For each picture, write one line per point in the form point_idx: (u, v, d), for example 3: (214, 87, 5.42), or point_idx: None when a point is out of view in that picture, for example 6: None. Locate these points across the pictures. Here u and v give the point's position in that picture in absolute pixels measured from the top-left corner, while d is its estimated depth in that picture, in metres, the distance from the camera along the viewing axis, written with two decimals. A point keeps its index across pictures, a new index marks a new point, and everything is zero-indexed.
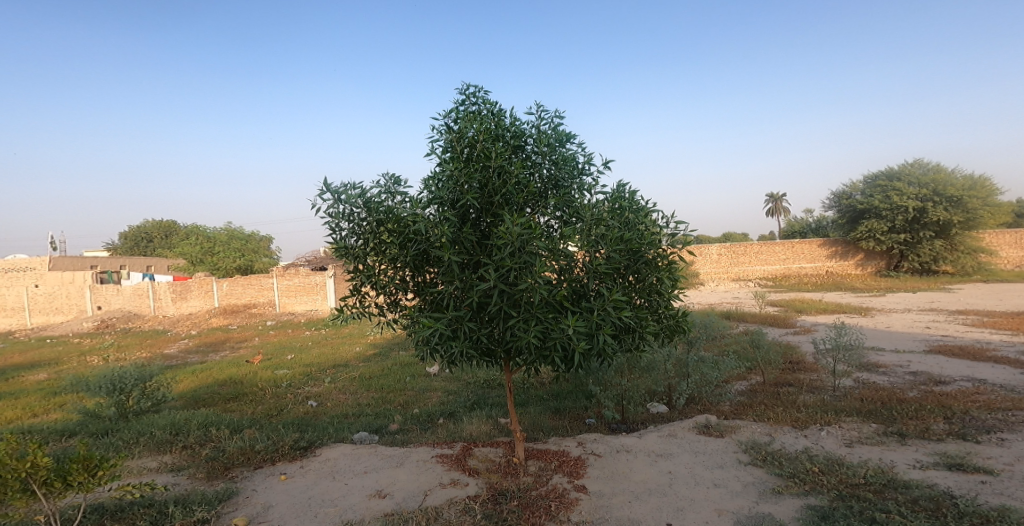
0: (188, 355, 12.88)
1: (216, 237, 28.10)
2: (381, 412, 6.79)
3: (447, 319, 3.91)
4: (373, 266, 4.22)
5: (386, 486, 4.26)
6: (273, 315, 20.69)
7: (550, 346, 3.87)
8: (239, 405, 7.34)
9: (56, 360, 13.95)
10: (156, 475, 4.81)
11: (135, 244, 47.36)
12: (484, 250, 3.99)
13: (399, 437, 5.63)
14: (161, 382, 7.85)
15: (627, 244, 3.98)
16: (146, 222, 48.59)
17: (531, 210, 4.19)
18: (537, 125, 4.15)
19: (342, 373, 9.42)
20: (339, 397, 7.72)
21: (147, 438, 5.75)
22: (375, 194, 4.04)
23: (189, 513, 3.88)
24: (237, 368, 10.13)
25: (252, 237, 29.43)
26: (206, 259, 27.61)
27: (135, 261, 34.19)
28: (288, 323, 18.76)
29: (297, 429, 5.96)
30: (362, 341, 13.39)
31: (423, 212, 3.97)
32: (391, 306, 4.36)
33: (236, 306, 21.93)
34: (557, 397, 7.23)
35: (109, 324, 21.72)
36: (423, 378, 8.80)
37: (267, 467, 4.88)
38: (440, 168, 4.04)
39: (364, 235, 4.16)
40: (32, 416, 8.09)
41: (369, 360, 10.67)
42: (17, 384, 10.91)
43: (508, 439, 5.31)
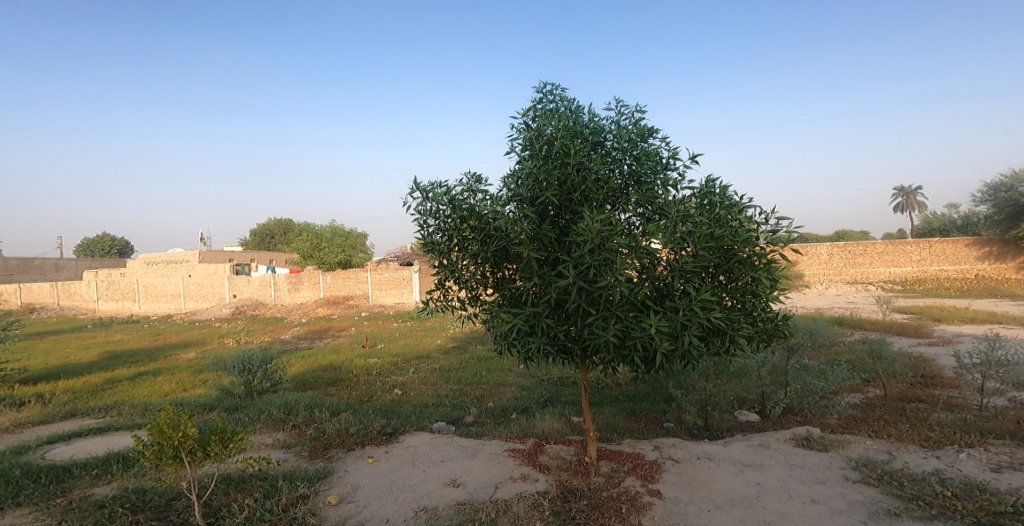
0: (300, 341, 14.16)
1: (322, 233, 30.55)
2: (458, 404, 7.01)
3: (525, 314, 3.94)
4: (456, 261, 4.37)
5: (460, 476, 4.40)
6: (368, 307, 22.07)
7: (630, 345, 3.78)
8: (337, 390, 7.94)
9: (202, 341, 15.99)
10: (271, 451, 5.34)
11: (260, 241, 52.89)
12: (563, 247, 3.98)
13: (473, 429, 5.80)
14: (279, 364, 8.72)
15: (717, 242, 3.77)
16: (270, 221, 53.95)
17: (613, 206, 4.11)
18: (617, 121, 4.08)
19: (425, 364, 9.85)
20: (421, 388, 8.09)
21: (266, 415, 6.40)
22: (459, 192, 4.19)
23: (295, 488, 4.26)
24: (339, 354, 10.97)
25: (351, 233, 31.40)
26: (314, 255, 30.19)
27: (261, 256, 38.12)
28: (382, 314, 19.96)
29: (383, 415, 6.33)
30: (443, 334, 13.90)
31: (504, 209, 4.07)
32: (473, 300, 4.46)
33: (338, 297, 23.62)
34: (633, 399, 7.07)
35: (242, 311, 24.41)
36: (499, 372, 8.97)
37: (359, 450, 5.24)
38: (519, 166, 4.10)
39: (448, 232, 4.33)
40: (183, 390, 9.36)
41: (449, 353, 11.04)
42: (173, 361, 12.69)
43: (581, 437, 5.29)
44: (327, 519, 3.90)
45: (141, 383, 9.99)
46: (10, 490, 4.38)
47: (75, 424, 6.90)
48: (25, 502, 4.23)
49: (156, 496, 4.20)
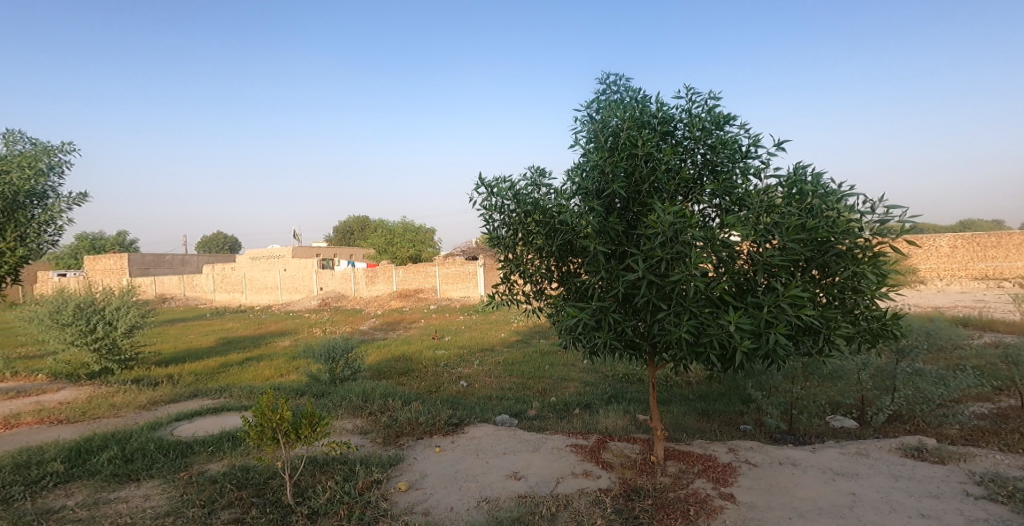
0: (376, 332, 14.83)
1: (394, 228, 31.72)
2: (521, 398, 7.06)
3: (591, 309, 3.85)
4: (521, 256, 4.36)
5: (522, 469, 4.43)
6: (436, 300, 22.86)
7: (704, 343, 3.61)
8: (408, 380, 8.24)
9: (294, 330, 17.16)
10: (350, 436, 5.63)
11: (342, 238, 55.96)
12: (632, 241, 3.87)
13: (536, 423, 5.83)
14: (358, 354, 9.18)
15: (809, 233, 3.51)
16: (350, 219, 56.93)
17: (686, 197, 3.94)
18: (688, 109, 3.91)
19: (489, 357, 10.00)
20: (485, 380, 8.22)
21: (346, 402, 6.76)
22: (523, 187, 4.20)
23: (370, 472, 4.47)
24: (409, 346, 11.39)
25: (421, 229, 32.64)
26: (387, 250, 31.50)
27: (342, 252, 40.30)
28: (449, 307, 20.50)
29: (449, 405, 6.50)
30: (507, 327, 14.06)
31: (569, 203, 4.02)
32: (537, 295, 4.44)
33: (409, 290, 24.54)
34: (706, 399, 6.82)
35: (328, 303, 25.91)
36: (563, 367, 8.94)
37: (427, 438, 5.41)
38: (584, 159, 4.03)
39: (512, 226, 4.34)
40: (279, 375, 10.10)
41: (513, 346, 11.15)
42: (271, 348, 13.75)
43: (646, 436, 5.17)
44: (397, 503, 4.05)
45: (246, 368, 10.89)
46: (145, 464, 4.85)
47: (185, 402, 7.63)
48: (150, 475, 4.64)
49: (255, 475, 4.42)
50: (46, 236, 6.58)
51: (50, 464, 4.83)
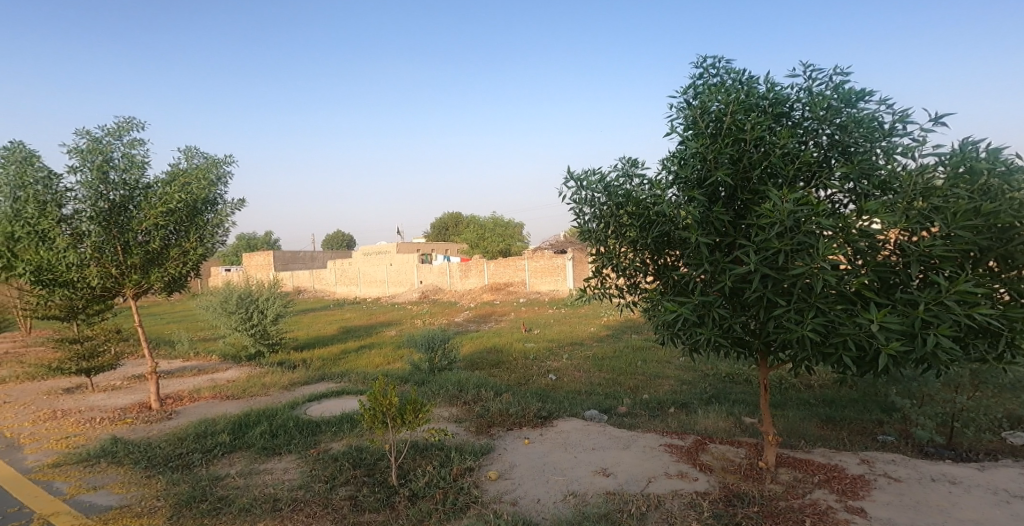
0: (469, 324, 15.30)
1: (486, 224, 32.99)
2: (611, 393, 6.95)
3: (693, 304, 3.66)
4: (613, 249, 4.27)
5: (611, 466, 4.36)
6: (525, 293, 23.10)
7: (835, 343, 3.30)
8: (498, 371, 8.42)
9: (398, 321, 18.17)
10: (447, 423, 5.85)
11: (438, 233, 58.32)
12: (741, 231, 3.65)
13: (627, 420, 5.71)
14: (453, 345, 9.52)
15: (984, 219, 3.08)
16: (444, 215, 59.19)
17: (810, 182, 3.62)
18: (809, 88, 3.62)
19: (578, 350, 9.95)
20: (575, 374, 8.19)
21: (443, 391, 7.03)
22: (614, 179, 4.11)
23: (463, 459, 4.63)
24: (499, 338, 11.63)
25: (510, 224, 33.36)
26: (480, 245, 32.38)
27: (438, 247, 41.97)
28: (538, 301, 20.66)
29: (538, 398, 6.55)
30: (597, 321, 13.89)
31: (666, 193, 3.86)
32: (631, 288, 4.32)
33: (500, 284, 24.99)
34: (831, 406, 6.29)
35: (429, 296, 27.12)
36: (655, 364, 8.68)
37: (517, 430, 5.50)
38: (682, 147, 3.85)
39: (603, 219, 4.26)
40: (386, 363, 10.75)
41: (603, 340, 11.00)
42: (380, 337, 14.68)
43: (753, 440, 4.88)
44: (487, 491, 4.15)
45: (361, 355, 11.71)
46: (287, 438, 5.34)
47: (305, 383, 8.38)
48: (288, 450, 5.07)
49: (368, 455, 4.69)
50: (218, 237, 7.47)
51: (219, 435, 5.49)
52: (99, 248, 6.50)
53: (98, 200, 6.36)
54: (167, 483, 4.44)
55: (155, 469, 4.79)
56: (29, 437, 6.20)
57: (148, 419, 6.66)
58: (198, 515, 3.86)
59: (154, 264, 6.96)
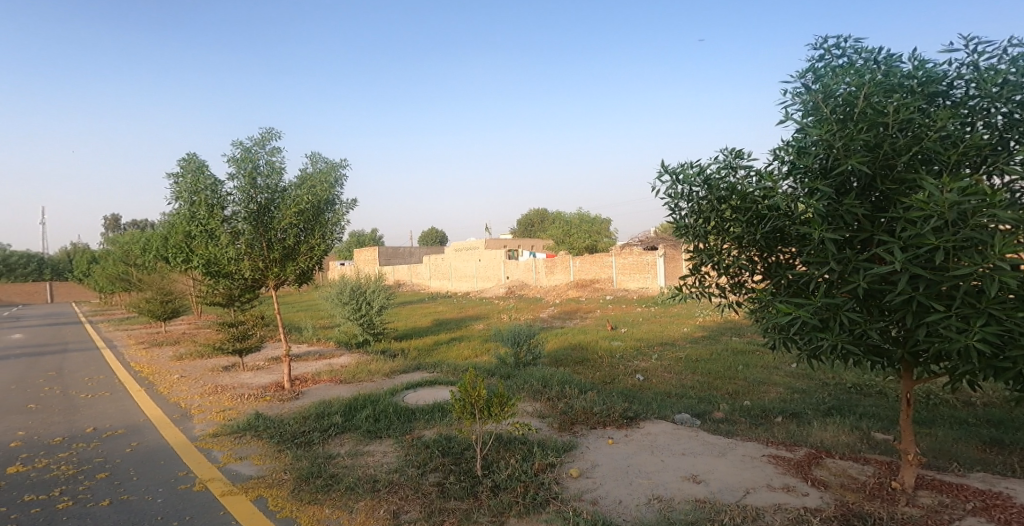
0: (553, 320, 15.32)
1: (572, 221, 32.91)
2: (705, 398, 6.66)
3: (815, 306, 3.34)
4: (715, 245, 4.05)
5: (702, 473, 4.18)
6: (612, 290, 22.72)
7: (1015, 356, 2.82)
8: (583, 369, 8.36)
9: (484, 316, 18.57)
10: (530, 418, 5.89)
11: (523, 230, 59.17)
12: (880, 225, 3.31)
13: (723, 426, 5.44)
14: (538, 340, 9.57)
15: None
16: (530, 212, 59.87)
17: (979, 168, 3.22)
18: (974, 63, 3.26)
19: (669, 351, 9.63)
20: (664, 375, 7.93)
21: (528, 385, 7.10)
22: (715, 171, 3.93)
23: (544, 456, 4.62)
24: (585, 335, 11.54)
25: (596, 220, 32.91)
26: (565, 241, 32.35)
27: (523, 243, 42.44)
28: (625, 298, 20.26)
29: (624, 398, 6.43)
30: (690, 321, 13.35)
31: (780, 185, 3.59)
32: (734, 287, 4.12)
33: (585, 280, 24.76)
34: (1001, 427, 5.63)
35: (514, 292, 27.48)
36: (756, 369, 8.19)
37: (601, 429, 5.42)
38: (801, 135, 3.55)
39: (702, 214, 4.07)
40: (474, 356, 11.03)
41: (697, 341, 10.56)
42: (467, 331, 15.08)
43: (885, 457, 4.45)
44: (568, 488, 4.14)
45: (451, 347, 12.15)
46: (385, 423, 5.63)
47: (400, 371, 8.81)
48: (388, 434, 5.34)
49: (455, 445, 4.82)
50: (338, 235, 8.02)
51: (332, 416, 5.91)
52: (251, 245, 7.23)
53: (249, 203, 7.10)
54: (294, 458, 4.86)
55: (285, 444, 5.25)
56: (196, 409, 7.09)
57: (281, 398, 7.32)
58: (312, 490, 4.17)
59: (290, 259, 7.61)
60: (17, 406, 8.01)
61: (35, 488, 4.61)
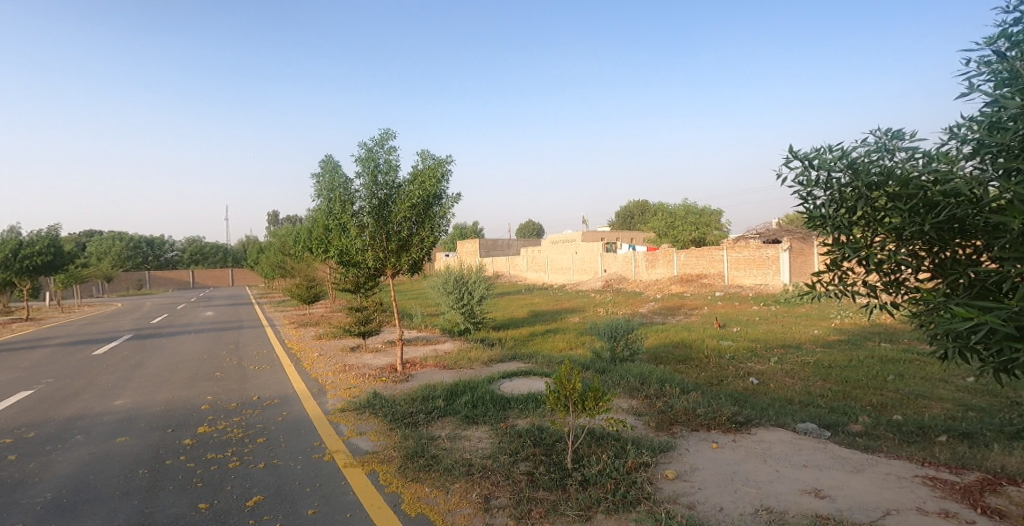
0: (653, 315, 14.85)
1: (676, 212, 31.34)
2: (839, 408, 6.08)
3: (1010, 313, 2.61)
4: (862, 238, 3.37)
5: (825, 488, 3.84)
6: (721, 286, 21.46)
7: None
8: (686, 368, 8.03)
9: (579, 308, 18.41)
10: (625, 414, 5.75)
11: (622, 223, 57.85)
12: None
13: (861, 440, 4.94)
14: (637, 335, 9.33)
15: None
16: (630, 204, 58.25)
17: None
18: None
19: (793, 354, 8.88)
20: (785, 380, 7.36)
21: (625, 381, 6.93)
22: (863, 154, 3.27)
23: (637, 454, 4.50)
24: (691, 332, 11.05)
25: (705, 211, 30.96)
26: (670, 233, 31.14)
27: (623, 236, 41.42)
28: (737, 295, 19.01)
29: (734, 402, 6.07)
30: (822, 323, 12.21)
31: (960, 166, 2.87)
32: (890, 285, 3.46)
33: (689, 275, 23.62)
34: None
35: (610, 285, 26.97)
36: (914, 382, 7.26)
37: (703, 431, 5.16)
38: (995, 103, 2.73)
39: (846, 202, 3.39)
40: (569, 348, 11.03)
41: (827, 345, 9.64)
42: (561, 323, 15.06)
43: None
44: (662, 489, 4.00)
45: (544, 338, 12.21)
46: (481, 409, 5.81)
47: (498, 360, 9.03)
48: (483, 420, 5.51)
49: (547, 435, 4.86)
50: (445, 229, 8.36)
51: (435, 400, 6.21)
52: (375, 238, 7.78)
53: (373, 198, 7.69)
54: (401, 437, 5.20)
55: (395, 423, 5.62)
56: (328, 385, 7.84)
57: (394, 379, 7.85)
58: (416, 468, 4.44)
59: (404, 251, 8.08)
60: (206, 372, 9.48)
61: (216, 446, 5.40)
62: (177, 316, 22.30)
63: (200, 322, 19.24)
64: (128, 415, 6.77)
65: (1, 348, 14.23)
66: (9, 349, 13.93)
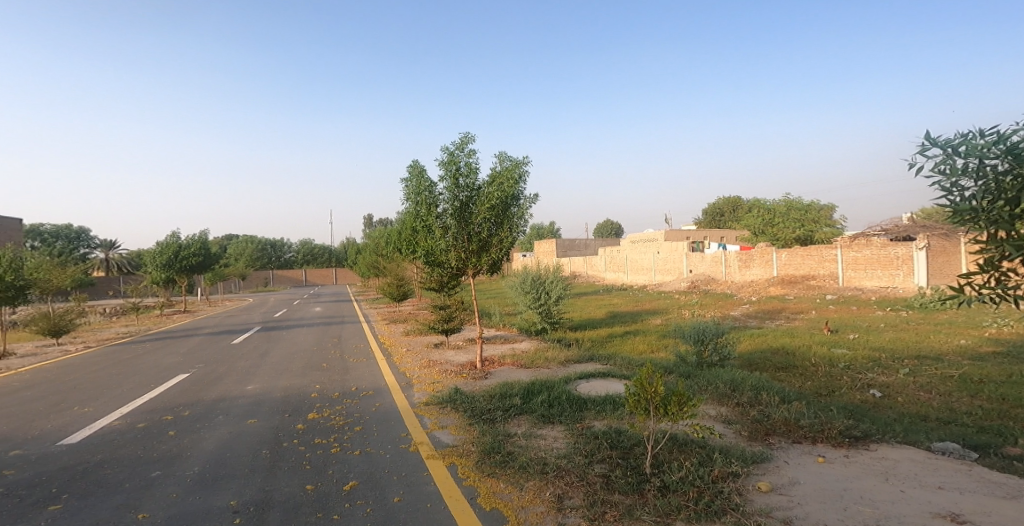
0: (749, 319, 14.03)
1: (775, 208, 29.37)
2: (988, 427, 5.40)
3: None
4: None
5: (965, 514, 3.44)
6: (834, 289, 19.69)
7: None
8: (789, 376, 7.53)
9: (663, 310, 17.73)
10: (713, 422, 5.48)
11: (711, 220, 55.15)
12: None
13: (1014, 465, 4.36)
14: (729, 339, 8.85)
15: None
16: (720, 201, 55.34)
17: None
18: None
19: (926, 366, 7.95)
20: (914, 394, 6.65)
21: (713, 388, 6.58)
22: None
23: (727, 463, 4.27)
24: (794, 338, 10.31)
25: (813, 206, 28.77)
26: (768, 230, 29.27)
27: (713, 234, 39.47)
28: (855, 299, 17.33)
29: (851, 415, 5.58)
30: (967, 332, 10.79)
31: None
32: None
33: (793, 277, 21.93)
34: None
35: (696, 286, 25.86)
36: None
37: (807, 444, 4.82)
38: None
39: (1005, 193, 2.95)
40: (650, 350, 10.67)
41: (971, 357, 8.52)
42: (643, 324, 14.62)
43: None
44: (752, 501, 3.78)
45: (625, 340, 11.94)
46: (557, 409, 5.79)
47: (575, 361, 8.94)
48: (559, 420, 5.51)
49: (625, 438, 4.76)
50: (523, 229, 8.45)
51: (512, 398, 6.30)
52: (457, 238, 8.03)
53: (455, 200, 7.95)
54: (479, 433, 5.33)
55: (473, 419, 5.77)
56: (413, 379, 8.23)
57: (474, 376, 8.05)
58: (491, 464, 4.53)
59: (484, 250, 8.27)
60: (314, 364, 10.25)
61: (320, 432, 5.86)
62: (293, 310, 24.36)
63: (311, 317, 20.86)
64: (255, 399, 7.52)
65: (161, 336, 16.36)
66: (167, 337, 15.99)
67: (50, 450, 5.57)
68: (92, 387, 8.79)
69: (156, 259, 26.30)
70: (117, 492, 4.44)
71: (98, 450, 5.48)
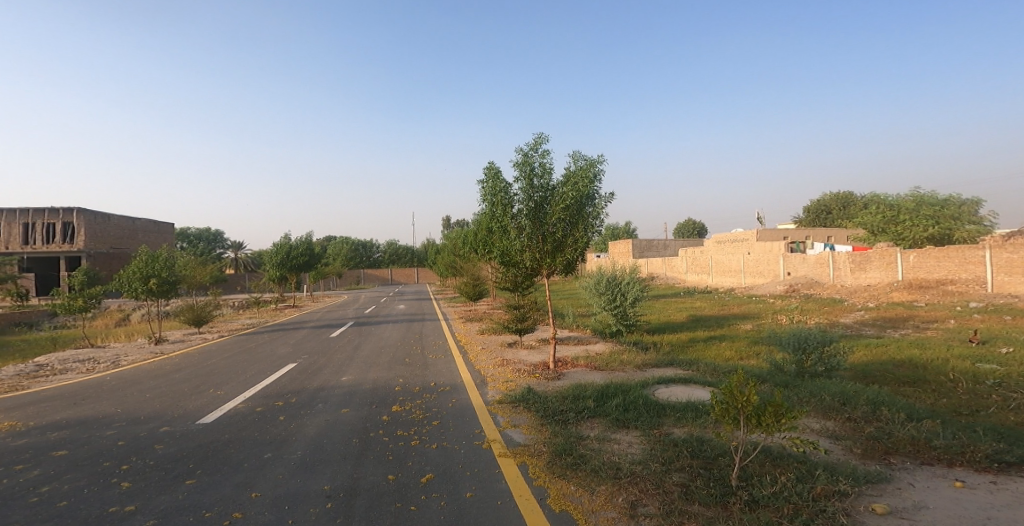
0: (865, 327, 12.93)
1: (901, 205, 27.02)
2: None
3: None
4: None
5: None
6: (981, 295, 17.58)
7: None
8: (917, 393, 6.88)
9: (756, 314, 16.84)
10: (818, 436, 5.09)
11: (815, 219, 51.61)
12: None
13: None
14: (839, 348, 8.23)
15: None
16: (826, 197, 51.70)
17: None
18: None
19: None
20: None
21: (817, 400, 6.11)
22: None
23: (833, 481, 3.96)
24: (922, 350, 9.35)
25: (949, 201, 26.13)
26: (890, 228, 26.79)
27: (817, 234, 36.81)
28: (1007, 308, 15.34)
29: (1000, 437, 4.96)
30: None
31: None
32: None
33: (925, 280, 19.88)
34: None
35: (795, 289, 24.32)
36: None
37: (937, 466, 4.39)
38: None
39: None
40: (738, 357, 10.12)
41: None
42: (734, 329, 13.93)
43: None
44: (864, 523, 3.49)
45: (710, 345, 11.43)
46: (634, 414, 5.64)
47: (653, 365, 8.67)
48: (634, 425, 5.36)
49: (708, 448, 4.54)
50: (598, 228, 8.33)
51: (586, 400, 6.20)
52: (532, 239, 8.05)
53: (529, 200, 7.99)
54: (551, 433, 5.30)
55: (546, 420, 5.74)
56: (487, 377, 8.35)
57: (547, 376, 8.03)
58: (564, 466, 4.50)
59: (559, 251, 8.22)
60: (400, 358, 10.69)
61: (403, 424, 6.08)
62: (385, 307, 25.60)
63: (400, 314, 21.77)
64: (350, 389, 7.97)
65: (275, 328, 17.84)
66: (280, 329, 17.39)
67: (190, 427, 6.21)
68: (222, 372, 9.74)
69: (272, 259, 28.81)
70: (238, 470, 4.84)
71: (225, 431, 6.03)
